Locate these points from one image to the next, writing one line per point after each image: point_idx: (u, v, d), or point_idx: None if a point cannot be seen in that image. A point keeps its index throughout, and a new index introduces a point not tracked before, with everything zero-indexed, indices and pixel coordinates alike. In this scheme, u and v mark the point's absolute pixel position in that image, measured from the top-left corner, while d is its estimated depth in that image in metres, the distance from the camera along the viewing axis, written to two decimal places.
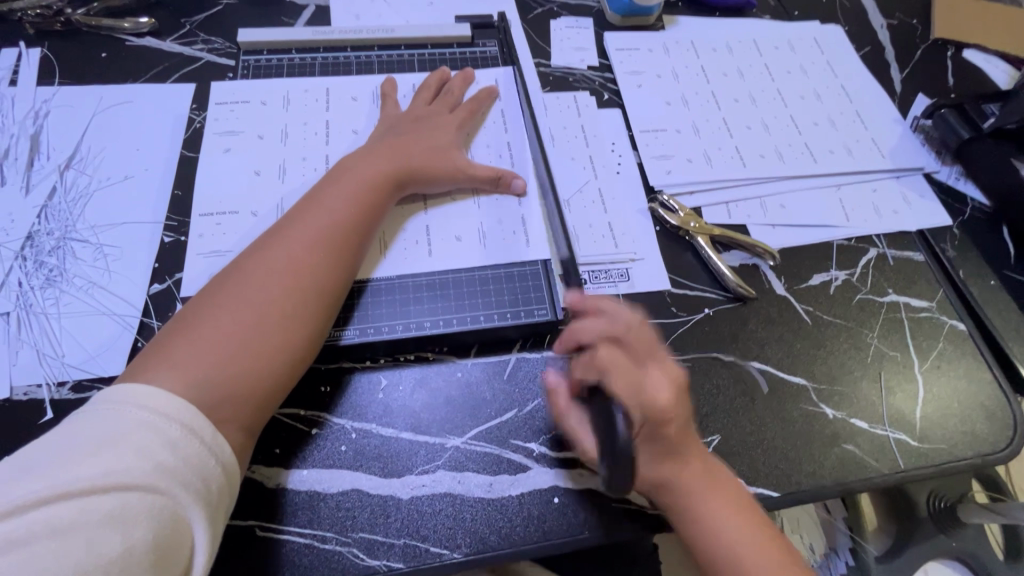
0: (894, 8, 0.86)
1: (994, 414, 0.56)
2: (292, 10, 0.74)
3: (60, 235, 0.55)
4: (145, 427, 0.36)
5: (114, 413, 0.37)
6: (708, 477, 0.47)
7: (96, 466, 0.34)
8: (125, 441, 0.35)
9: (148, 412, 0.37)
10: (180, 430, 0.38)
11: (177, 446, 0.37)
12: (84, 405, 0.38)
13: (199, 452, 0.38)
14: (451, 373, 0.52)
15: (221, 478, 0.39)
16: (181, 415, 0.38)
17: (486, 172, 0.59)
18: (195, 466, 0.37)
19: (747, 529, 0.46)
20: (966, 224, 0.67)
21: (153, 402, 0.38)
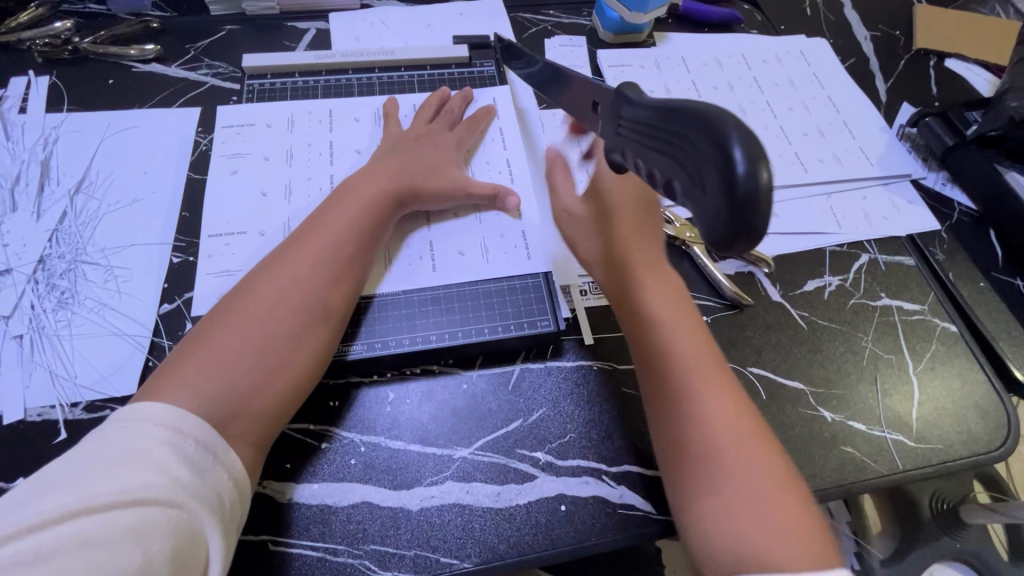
0: (877, 20, 0.89)
1: (988, 413, 0.57)
2: (294, 34, 0.76)
3: (71, 258, 0.57)
4: (162, 444, 0.37)
5: (130, 430, 0.38)
6: (653, 284, 0.51)
7: (117, 481, 0.35)
8: (144, 457, 0.36)
9: (163, 429, 0.38)
10: (195, 446, 0.39)
11: (193, 462, 0.38)
12: (99, 425, 0.39)
13: (214, 468, 0.39)
14: (457, 386, 0.53)
15: (232, 494, 0.40)
16: (197, 433, 0.39)
17: (485, 188, 0.60)
18: (208, 481, 0.38)
19: (683, 335, 0.48)
20: (954, 228, 0.69)
21: (169, 418, 0.39)
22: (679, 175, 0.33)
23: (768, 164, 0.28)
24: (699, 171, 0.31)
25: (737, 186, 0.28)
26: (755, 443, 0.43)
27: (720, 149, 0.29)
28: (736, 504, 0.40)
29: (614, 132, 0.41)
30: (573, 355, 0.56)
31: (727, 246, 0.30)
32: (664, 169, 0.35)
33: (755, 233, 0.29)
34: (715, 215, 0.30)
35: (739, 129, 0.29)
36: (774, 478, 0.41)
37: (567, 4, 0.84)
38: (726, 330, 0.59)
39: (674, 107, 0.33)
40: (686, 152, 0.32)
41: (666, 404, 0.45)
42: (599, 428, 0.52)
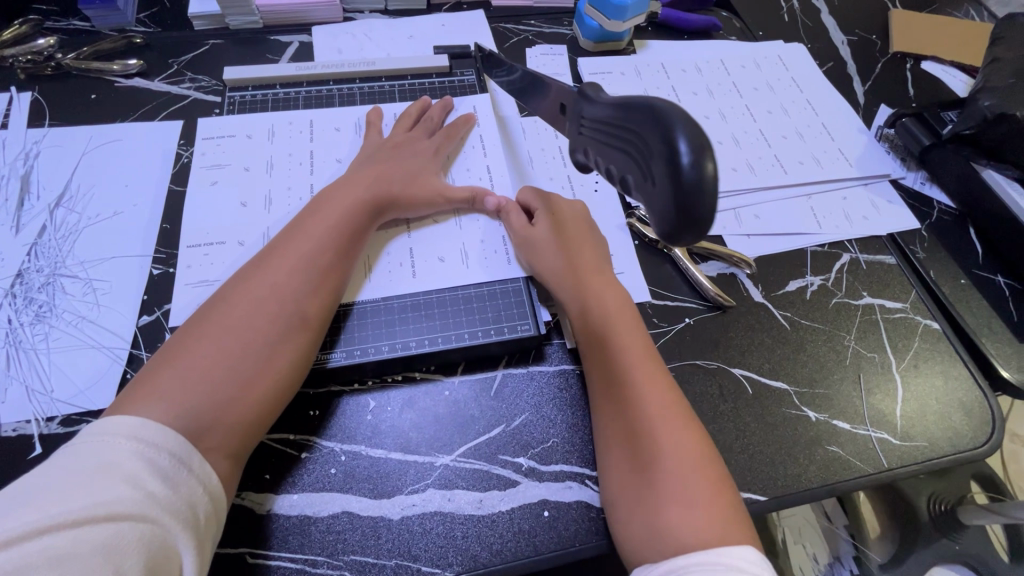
0: (853, 24, 0.90)
1: (972, 410, 0.57)
2: (277, 47, 0.77)
3: (49, 271, 0.56)
4: (135, 458, 0.37)
5: (103, 445, 0.37)
6: (601, 291, 0.54)
7: (88, 496, 0.34)
8: (116, 471, 0.36)
9: (136, 443, 0.38)
10: (168, 459, 0.38)
11: (167, 475, 0.38)
12: (69, 441, 0.38)
13: (189, 481, 0.39)
14: (439, 393, 0.53)
15: (207, 508, 0.39)
16: (170, 445, 0.39)
17: (463, 193, 0.61)
18: (183, 495, 0.38)
19: (625, 338, 0.51)
20: (934, 226, 0.70)
21: (141, 431, 0.38)
22: (631, 170, 0.34)
23: (711, 156, 0.29)
24: (648, 163, 0.32)
25: (682, 178, 0.29)
26: (693, 438, 0.46)
27: (667, 141, 0.30)
28: (672, 493, 0.43)
29: (577, 132, 0.41)
30: (556, 359, 0.56)
31: (675, 237, 0.30)
32: (618, 164, 0.36)
33: (700, 223, 0.30)
34: (663, 206, 0.31)
35: (683, 122, 0.30)
36: (708, 469, 0.44)
37: (548, 14, 0.85)
38: (709, 331, 0.59)
39: (626, 103, 0.34)
40: (637, 146, 0.33)
41: (612, 407, 0.48)
42: (582, 432, 0.52)
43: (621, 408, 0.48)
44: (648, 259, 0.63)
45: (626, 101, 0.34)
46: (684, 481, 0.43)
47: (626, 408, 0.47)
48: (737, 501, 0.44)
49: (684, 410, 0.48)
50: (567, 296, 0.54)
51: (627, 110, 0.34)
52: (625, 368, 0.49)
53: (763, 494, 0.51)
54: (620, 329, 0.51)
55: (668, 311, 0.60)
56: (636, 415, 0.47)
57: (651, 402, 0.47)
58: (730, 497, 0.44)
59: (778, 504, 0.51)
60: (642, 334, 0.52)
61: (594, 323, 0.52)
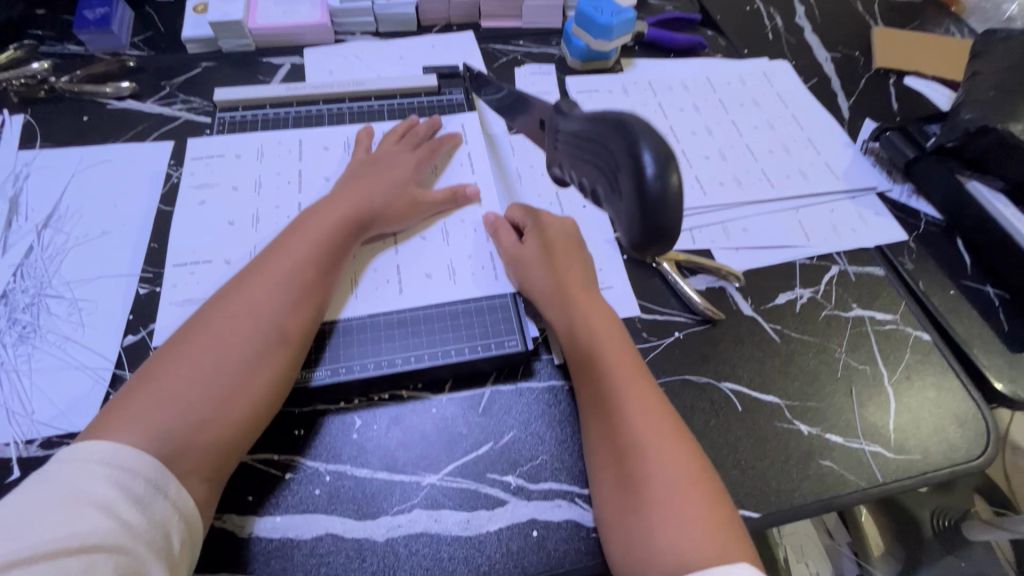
0: (836, 42, 0.92)
1: (966, 421, 0.57)
2: (269, 68, 0.78)
3: (34, 292, 0.56)
4: (111, 484, 0.37)
5: (77, 471, 0.37)
6: (588, 308, 0.54)
7: (62, 527, 0.34)
8: (91, 500, 0.36)
9: (111, 469, 0.38)
10: (144, 484, 0.38)
11: (142, 502, 0.38)
12: (46, 465, 0.38)
13: (165, 508, 0.39)
14: (426, 410, 0.52)
15: (183, 535, 0.39)
16: (146, 469, 0.39)
17: (443, 193, 0.62)
18: (158, 523, 0.38)
19: (613, 354, 0.51)
20: (922, 238, 0.70)
21: (117, 457, 0.38)
22: (600, 181, 0.35)
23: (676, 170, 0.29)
24: (616, 177, 0.32)
25: (647, 190, 0.29)
26: (683, 453, 0.45)
27: (633, 155, 0.30)
28: (665, 511, 0.42)
29: (553, 147, 0.42)
30: (545, 374, 0.55)
31: (643, 250, 0.31)
32: (589, 176, 0.36)
33: (667, 236, 0.30)
34: (630, 219, 0.31)
35: (648, 135, 0.30)
36: (700, 486, 0.44)
37: (536, 34, 0.86)
38: (698, 345, 0.59)
39: (597, 117, 0.34)
40: (606, 159, 0.33)
41: (602, 424, 0.48)
42: (572, 449, 0.51)
43: (608, 426, 0.47)
44: (637, 273, 0.63)
45: (596, 114, 0.35)
46: (675, 497, 0.43)
47: (614, 427, 0.47)
48: (734, 517, 0.43)
49: (674, 426, 0.47)
50: (554, 312, 0.54)
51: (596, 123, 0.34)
52: (611, 385, 0.49)
53: (756, 511, 0.50)
54: (606, 344, 0.51)
55: (657, 325, 0.59)
56: (625, 432, 0.46)
57: (639, 418, 0.47)
58: (725, 514, 0.43)
59: (771, 521, 0.50)
60: (630, 350, 0.52)
61: (580, 341, 0.52)
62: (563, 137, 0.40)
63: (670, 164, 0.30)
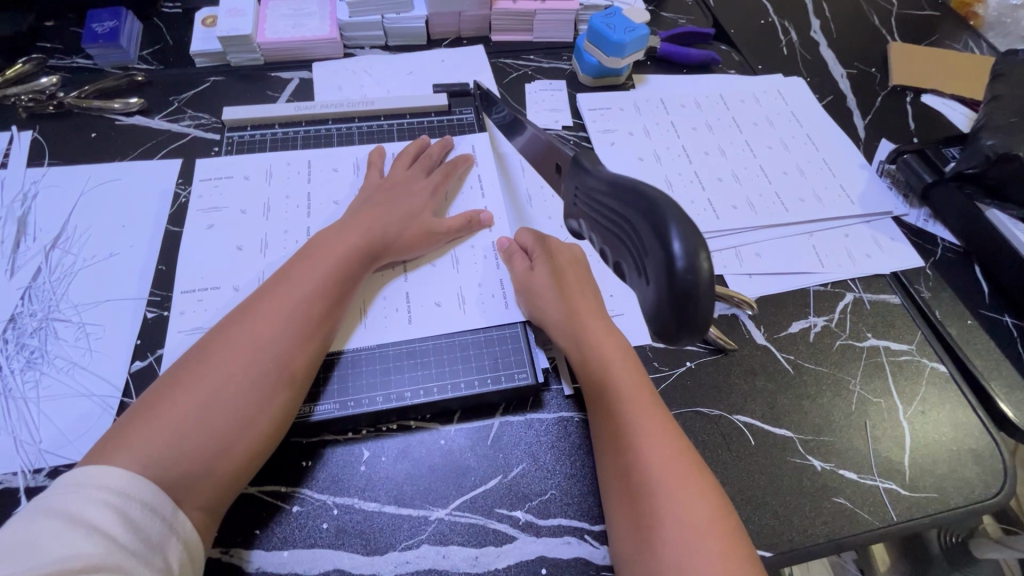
0: (852, 58, 0.91)
1: (983, 458, 0.56)
2: (277, 84, 0.77)
3: (42, 316, 0.56)
4: (108, 508, 0.37)
5: (74, 497, 0.37)
6: (600, 334, 0.53)
7: (58, 550, 0.34)
8: (87, 524, 0.35)
9: (108, 493, 0.37)
10: (141, 508, 0.38)
11: (138, 526, 0.37)
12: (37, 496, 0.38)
13: (161, 530, 0.38)
14: (434, 442, 0.52)
15: (181, 558, 0.39)
16: (143, 494, 0.39)
17: (458, 221, 0.61)
18: (155, 546, 0.37)
19: (626, 383, 0.50)
20: (939, 264, 0.69)
21: (115, 481, 0.38)
22: (626, 257, 0.36)
23: (705, 256, 0.31)
24: (644, 260, 0.34)
25: (676, 279, 0.31)
26: (700, 492, 0.44)
27: (662, 242, 0.32)
28: (678, 550, 0.41)
29: (573, 203, 0.43)
30: (554, 406, 0.54)
31: (674, 335, 0.32)
32: (614, 249, 0.38)
33: (695, 325, 0.32)
34: (659, 305, 0.33)
35: (678, 223, 0.31)
36: (716, 524, 0.43)
37: (547, 49, 0.85)
38: (710, 375, 0.58)
39: (623, 193, 0.36)
40: (633, 237, 0.35)
41: (615, 457, 0.47)
42: (581, 483, 0.51)
43: (623, 461, 0.47)
44: None
45: (620, 189, 0.36)
46: (689, 536, 0.42)
47: (626, 460, 0.46)
48: (751, 558, 0.42)
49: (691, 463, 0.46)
50: (566, 340, 0.53)
51: (622, 200, 0.36)
52: (626, 418, 0.48)
53: (769, 550, 0.49)
54: (619, 373, 0.50)
55: (669, 355, 0.59)
56: (637, 467, 0.46)
57: (652, 452, 0.46)
58: (741, 555, 0.41)
59: (784, 561, 0.49)
60: (644, 379, 0.51)
61: (594, 371, 0.51)
62: (585, 207, 0.41)
63: (699, 252, 0.31)
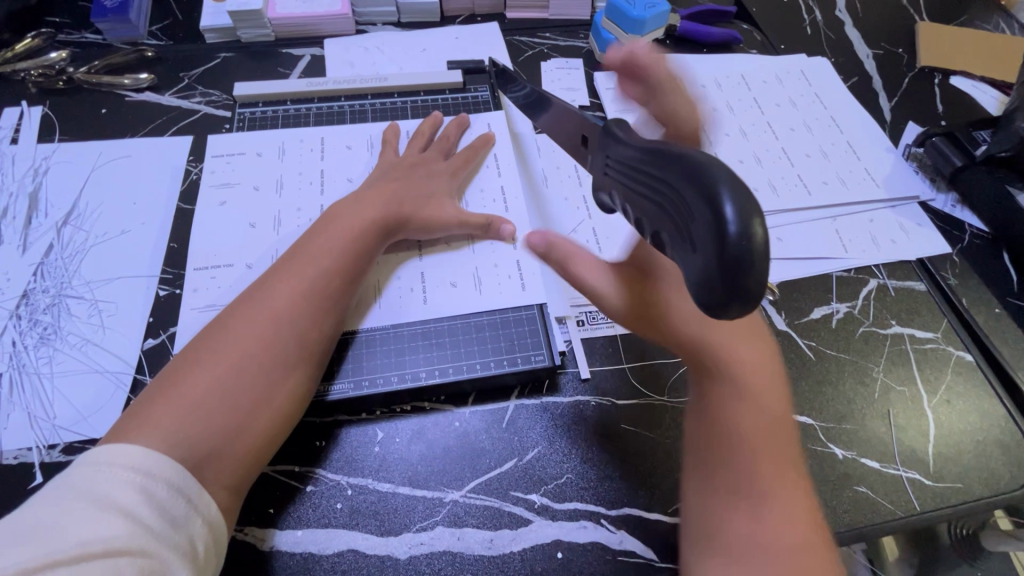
0: (879, 37, 0.88)
1: (1009, 448, 0.54)
2: (288, 61, 0.75)
3: (55, 292, 0.55)
4: (132, 489, 0.36)
5: (98, 475, 0.36)
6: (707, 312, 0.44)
7: (83, 532, 0.34)
8: (112, 504, 0.35)
9: (132, 473, 0.37)
10: (166, 489, 0.38)
11: (163, 507, 0.37)
12: (65, 470, 0.38)
13: (186, 512, 0.38)
14: (448, 424, 0.51)
15: (207, 539, 0.39)
16: (168, 474, 0.38)
17: (477, 219, 0.58)
18: (180, 527, 0.37)
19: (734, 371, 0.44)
20: (966, 251, 0.67)
21: (138, 460, 0.38)
22: (666, 226, 0.34)
23: (759, 223, 0.29)
24: (689, 227, 0.31)
25: (728, 241, 0.29)
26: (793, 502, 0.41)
27: (710, 206, 0.30)
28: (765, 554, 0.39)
29: (604, 173, 0.42)
30: (570, 390, 0.53)
31: (721, 307, 0.29)
32: (652, 218, 0.36)
33: (746, 295, 0.29)
34: (705, 274, 0.30)
35: (729, 184, 0.29)
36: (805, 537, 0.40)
37: (563, 26, 0.83)
38: None
39: (663, 157, 0.34)
40: (677, 204, 0.33)
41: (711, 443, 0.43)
42: (598, 467, 0.50)
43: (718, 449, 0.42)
44: None
45: (660, 153, 0.34)
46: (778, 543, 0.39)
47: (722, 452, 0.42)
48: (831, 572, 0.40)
49: (786, 495, 0.41)
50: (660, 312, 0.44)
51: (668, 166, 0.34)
52: (723, 421, 0.43)
53: None
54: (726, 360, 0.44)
55: None
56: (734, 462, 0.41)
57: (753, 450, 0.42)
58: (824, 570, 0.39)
59: None
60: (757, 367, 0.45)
61: (704, 358, 0.44)
62: (624, 173, 0.39)
63: (752, 216, 0.29)
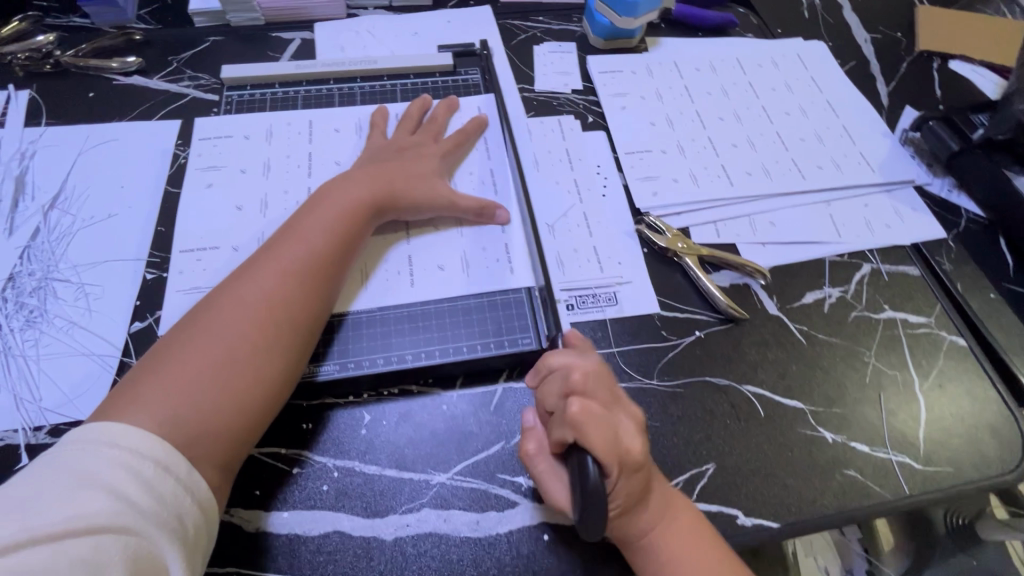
0: (877, 21, 0.86)
1: (1001, 433, 0.54)
2: (278, 44, 0.75)
3: (41, 275, 0.55)
4: (120, 467, 0.36)
5: (88, 453, 0.36)
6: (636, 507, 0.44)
7: (68, 509, 0.34)
8: (98, 482, 0.35)
9: (121, 452, 0.37)
10: (154, 468, 0.37)
11: (151, 485, 0.37)
12: (56, 446, 0.38)
13: (175, 490, 0.38)
14: (436, 407, 0.51)
15: (197, 518, 0.38)
16: (156, 454, 0.38)
17: (470, 203, 0.58)
18: (168, 506, 0.37)
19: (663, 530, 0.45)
20: (962, 236, 0.66)
21: (126, 439, 0.38)
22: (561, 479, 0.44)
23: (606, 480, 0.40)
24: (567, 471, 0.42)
25: (586, 488, 0.40)
26: None
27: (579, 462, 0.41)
28: None
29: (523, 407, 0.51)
30: None
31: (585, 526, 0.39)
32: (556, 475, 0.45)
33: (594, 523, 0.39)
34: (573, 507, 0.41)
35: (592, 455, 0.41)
36: None
37: (557, 10, 0.82)
38: (720, 345, 0.56)
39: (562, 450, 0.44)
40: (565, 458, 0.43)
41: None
42: None
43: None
44: (658, 268, 0.60)
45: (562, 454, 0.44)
46: None
47: None
48: None
49: None
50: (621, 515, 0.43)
51: (564, 421, 0.44)
52: None
53: (776, 520, 0.48)
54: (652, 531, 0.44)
55: (677, 324, 0.57)
56: None
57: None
58: None
59: (791, 532, 0.48)
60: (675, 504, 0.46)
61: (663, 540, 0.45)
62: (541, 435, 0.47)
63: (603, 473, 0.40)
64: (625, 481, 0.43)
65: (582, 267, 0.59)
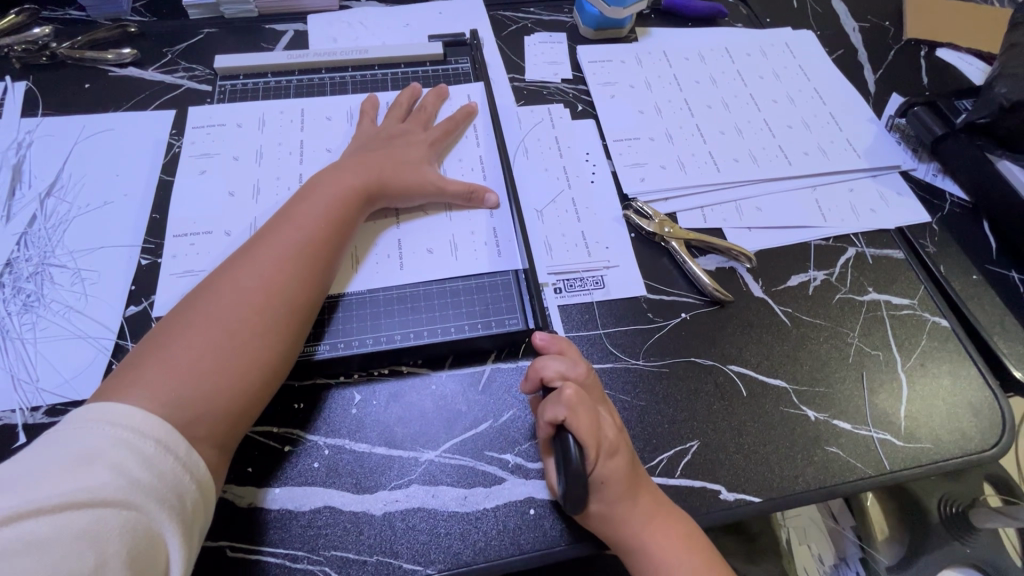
0: (866, 11, 0.87)
1: (981, 411, 0.55)
2: (272, 36, 0.76)
3: (38, 261, 0.56)
4: (121, 445, 0.37)
5: (89, 431, 0.37)
6: (620, 504, 0.45)
7: (69, 483, 0.34)
8: (100, 458, 0.35)
9: (122, 430, 0.37)
10: (155, 446, 0.38)
11: (151, 462, 0.37)
12: (54, 427, 0.38)
13: (175, 469, 0.38)
14: (425, 387, 0.52)
15: (195, 496, 0.39)
16: (157, 432, 0.39)
17: (460, 188, 0.59)
18: (168, 483, 0.37)
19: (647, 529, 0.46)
20: (945, 219, 0.67)
21: (128, 418, 0.38)
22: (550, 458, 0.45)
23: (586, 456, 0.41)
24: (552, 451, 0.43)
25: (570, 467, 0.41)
26: None
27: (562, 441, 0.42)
28: None
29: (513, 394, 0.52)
30: None
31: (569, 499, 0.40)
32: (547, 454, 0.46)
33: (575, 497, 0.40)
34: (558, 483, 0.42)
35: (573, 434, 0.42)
36: None
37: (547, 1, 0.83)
38: (705, 326, 0.57)
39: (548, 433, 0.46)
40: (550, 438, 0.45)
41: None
42: None
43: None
44: (645, 253, 0.61)
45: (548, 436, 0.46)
46: None
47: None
48: None
49: None
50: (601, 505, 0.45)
51: (553, 405, 0.45)
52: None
53: (758, 495, 0.49)
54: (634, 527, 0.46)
55: (663, 306, 0.58)
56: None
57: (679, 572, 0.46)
58: None
59: (772, 507, 0.49)
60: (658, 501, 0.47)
61: (646, 537, 0.46)
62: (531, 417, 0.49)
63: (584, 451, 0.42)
64: (606, 463, 0.45)
65: (570, 251, 0.60)
